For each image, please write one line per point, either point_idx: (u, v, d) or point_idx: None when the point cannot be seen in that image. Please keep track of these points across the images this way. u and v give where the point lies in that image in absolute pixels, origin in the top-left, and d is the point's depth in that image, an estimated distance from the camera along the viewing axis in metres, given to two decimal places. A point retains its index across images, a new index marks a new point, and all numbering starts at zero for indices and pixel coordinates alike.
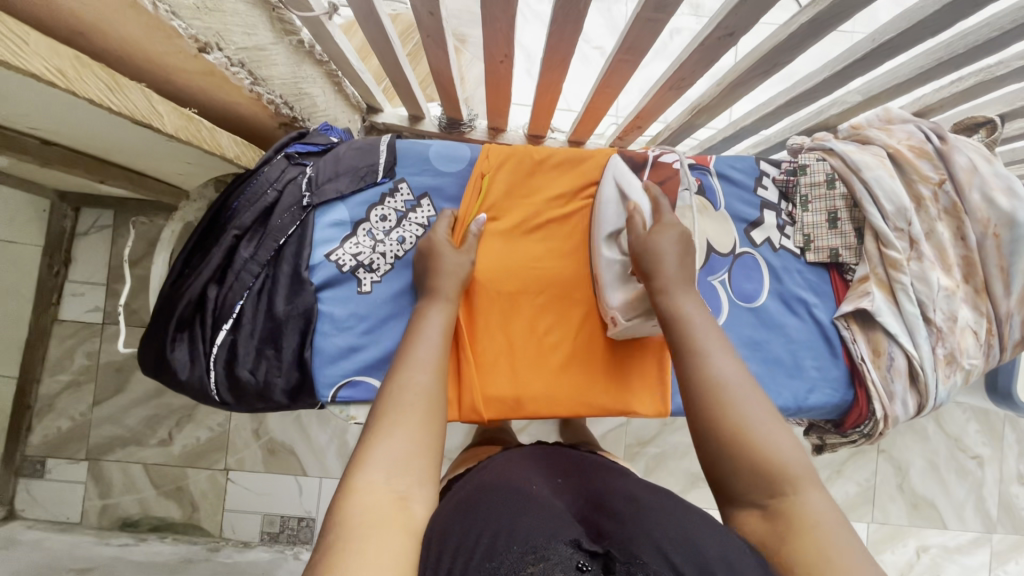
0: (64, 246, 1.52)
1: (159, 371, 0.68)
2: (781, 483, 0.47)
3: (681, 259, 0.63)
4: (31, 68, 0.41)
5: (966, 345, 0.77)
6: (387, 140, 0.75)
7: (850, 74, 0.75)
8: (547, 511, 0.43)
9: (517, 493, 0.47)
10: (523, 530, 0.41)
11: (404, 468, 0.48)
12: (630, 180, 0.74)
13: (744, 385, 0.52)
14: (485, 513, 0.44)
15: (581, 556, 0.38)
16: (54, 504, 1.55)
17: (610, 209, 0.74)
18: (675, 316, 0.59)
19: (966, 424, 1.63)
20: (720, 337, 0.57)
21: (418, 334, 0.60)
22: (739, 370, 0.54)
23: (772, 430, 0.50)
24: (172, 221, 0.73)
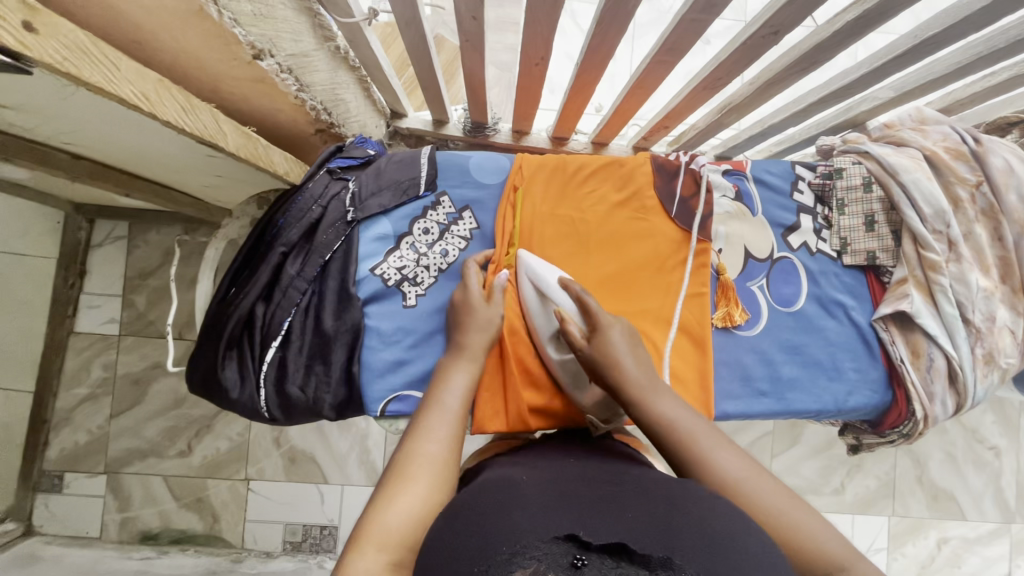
0: (78, 258, 1.51)
1: (208, 391, 0.68)
2: (828, 566, 0.46)
3: (637, 355, 0.62)
4: (122, 93, 0.42)
5: (1004, 344, 0.78)
6: (427, 152, 0.75)
7: (887, 70, 0.75)
8: (540, 504, 0.42)
9: (509, 489, 0.45)
10: (517, 526, 0.38)
11: (402, 535, 0.45)
12: (546, 278, 0.70)
13: (750, 472, 0.52)
14: (473, 514, 0.42)
15: (577, 551, 0.36)
16: (73, 518, 1.54)
17: (541, 315, 0.70)
18: (664, 428, 0.56)
19: (983, 415, 1.65)
20: (715, 432, 0.56)
21: (437, 400, 0.58)
22: (738, 457, 0.53)
23: (790, 505, 0.50)
24: (215, 239, 0.73)
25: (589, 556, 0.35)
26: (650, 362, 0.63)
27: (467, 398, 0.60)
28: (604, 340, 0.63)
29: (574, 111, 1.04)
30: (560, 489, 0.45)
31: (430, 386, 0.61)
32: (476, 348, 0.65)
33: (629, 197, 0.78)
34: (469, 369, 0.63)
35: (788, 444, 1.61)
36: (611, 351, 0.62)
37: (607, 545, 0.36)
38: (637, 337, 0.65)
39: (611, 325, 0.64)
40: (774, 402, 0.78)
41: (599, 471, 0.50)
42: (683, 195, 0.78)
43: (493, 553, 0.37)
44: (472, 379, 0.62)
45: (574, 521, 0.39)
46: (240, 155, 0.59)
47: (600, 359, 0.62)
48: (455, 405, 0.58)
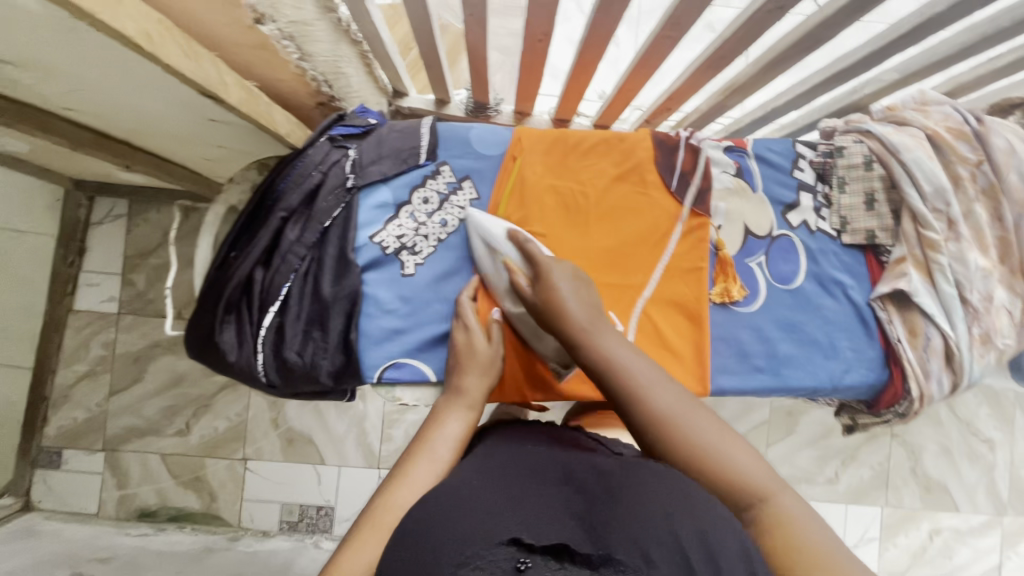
0: (79, 234, 1.52)
1: (206, 354, 0.69)
2: (749, 493, 0.51)
3: (585, 303, 0.64)
4: (122, 28, 0.42)
5: (1000, 325, 0.78)
6: (428, 122, 0.75)
7: (891, 50, 0.74)
8: (484, 504, 0.44)
9: (457, 491, 0.47)
10: (460, 531, 0.40)
11: None
12: (492, 231, 0.71)
13: (685, 409, 0.56)
14: (419, 523, 0.43)
15: (521, 553, 0.39)
16: (71, 495, 1.55)
17: (492, 270, 0.71)
18: (614, 369, 0.59)
19: (978, 408, 1.66)
20: (649, 365, 0.60)
21: (427, 448, 0.58)
22: (676, 397, 0.57)
23: (717, 437, 0.54)
24: (216, 203, 0.72)
25: (532, 558, 0.39)
26: (596, 305, 0.66)
27: (460, 445, 0.59)
28: (550, 290, 0.65)
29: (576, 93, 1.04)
30: (508, 488, 0.46)
31: (424, 429, 0.61)
32: (476, 397, 0.65)
33: (629, 172, 0.78)
34: (464, 417, 0.62)
35: (784, 433, 1.61)
36: (559, 299, 0.64)
37: (550, 546, 0.40)
38: (585, 285, 0.67)
39: (553, 268, 0.66)
40: (771, 377, 0.79)
41: (561, 463, 0.52)
42: (683, 170, 0.78)
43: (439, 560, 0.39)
44: (466, 427, 0.61)
45: (521, 521, 0.42)
46: (242, 110, 0.59)
47: (547, 308, 0.64)
48: (445, 454, 0.57)
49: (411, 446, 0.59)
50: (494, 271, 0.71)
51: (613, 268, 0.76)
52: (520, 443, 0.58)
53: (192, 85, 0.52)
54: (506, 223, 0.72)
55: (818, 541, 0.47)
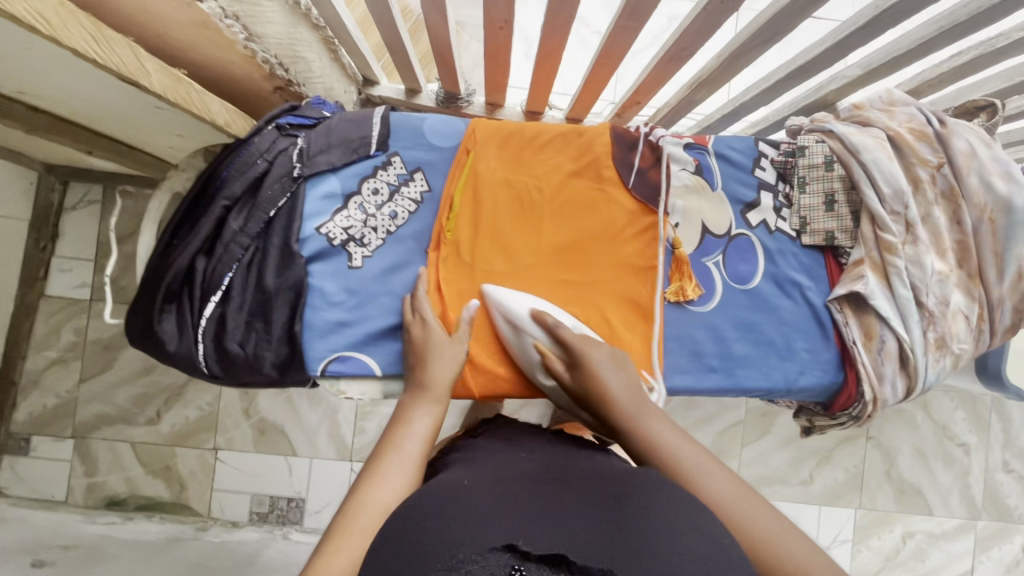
0: (51, 220, 1.48)
1: (146, 344, 0.68)
2: None
3: (625, 384, 0.63)
4: (14, 11, 0.40)
5: (957, 329, 0.78)
6: (380, 111, 0.73)
7: (852, 44, 0.74)
8: (480, 508, 0.41)
9: (447, 491, 0.44)
10: (452, 539, 0.37)
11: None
12: (516, 309, 0.70)
13: (735, 496, 0.51)
14: (405, 528, 0.41)
15: (515, 561, 0.36)
16: (41, 482, 1.54)
17: (520, 345, 0.70)
18: (652, 451, 0.56)
19: (954, 412, 1.66)
20: (697, 448, 0.56)
21: (395, 445, 0.56)
22: (724, 481, 0.52)
23: (779, 529, 0.49)
24: (159, 190, 0.71)
25: (526, 567, 0.35)
26: (634, 384, 0.64)
27: (429, 441, 0.58)
28: (585, 370, 0.64)
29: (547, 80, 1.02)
30: (503, 489, 0.44)
31: (390, 426, 0.59)
32: (438, 390, 0.63)
33: (586, 168, 0.76)
34: (432, 412, 0.61)
35: (759, 433, 1.61)
36: (596, 379, 0.63)
37: (547, 554, 0.36)
38: (624, 364, 0.65)
39: (591, 350, 0.65)
40: (723, 378, 0.78)
41: (549, 464, 0.50)
42: (640, 166, 0.76)
43: (427, 565, 0.36)
44: (434, 421, 0.60)
45: (516, 523, 0.39)
46: (168, 97, 0.57)
47: (586, 389, 0.63)
48: (415, 452, 0.56)
49: (377, 444, 0.57)
50: (525, 347, 0.70)
51: (567, 265, 0.76)
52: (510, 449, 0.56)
53: (105, 70, 0.50)
54: (532, 301, 0.71)
55: None
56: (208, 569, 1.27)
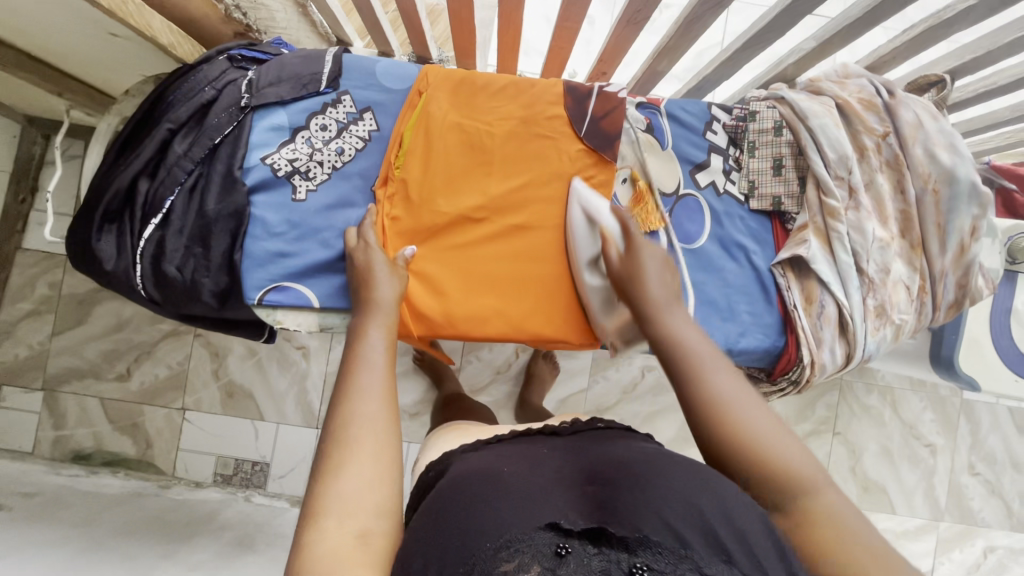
0: (31, 173, 1.44)
1: (85, 263, 0.68)
2: (798, 488, 0.48)
3: (666, 281, 0.63)
4: None
5: (897, 299, 0.79)
6: (333, 51, 0.74)
7: (799, 10, 0.75)
8: (524, 495, 0.45)
9: (488, 479, 0.48)
10: (497, 521, 0.42)
11: (361, 505, 0.48)
12: (597, 204, 0.73)
13: (738, 394, 0.53)
14: (449, 514, 0.45)
15: (560, 540, 0.40)
16: (8, 432, 1.51)
17: (582, 234, 0.73)
18: (673, 347, 0.57)
19: (922, 412, 1.62)
20: (715, 353, 0.57)
21: (359, 356, 0.58)
22: (735, 384, 0.54)
23: (776, 436, 0.51)
24: (108, 114, 0.72)
25: (570, 544, 0.39)
26: (675, 283, 0.64)
27: (390, 349, 0.61)
28: (634, 259, 0.65)
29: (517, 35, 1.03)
30: (541, 479, 0.48)
31: (347, 344, 0.60)
32: (385, 301, 0.65)
33: (536, 117, 0.76)
34: (386, 326, 0.62)
35: None
36: (642, 269, 0.63)
37: (588, 531, 0.41)
38: (672, 269, 0.65)
39: (645, 246, 0.66)
40: None
41: (577, 454, 0.53)
42: (594, 115, 0.77)
43: (478, 544, 0.40)
44: (387, 335, 0.62)
45: (558, 510, 0.43)
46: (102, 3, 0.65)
47: (628, 272, 0.64)
48: (381, 363, 0.58)
49: (343, 361, 0.58)
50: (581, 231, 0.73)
51: (513, 209, 0.76)
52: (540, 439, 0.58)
53: None
54: (595, 202, 0.74)
55: (861, 552, 0.45)
56: (164, 525, 1.25)
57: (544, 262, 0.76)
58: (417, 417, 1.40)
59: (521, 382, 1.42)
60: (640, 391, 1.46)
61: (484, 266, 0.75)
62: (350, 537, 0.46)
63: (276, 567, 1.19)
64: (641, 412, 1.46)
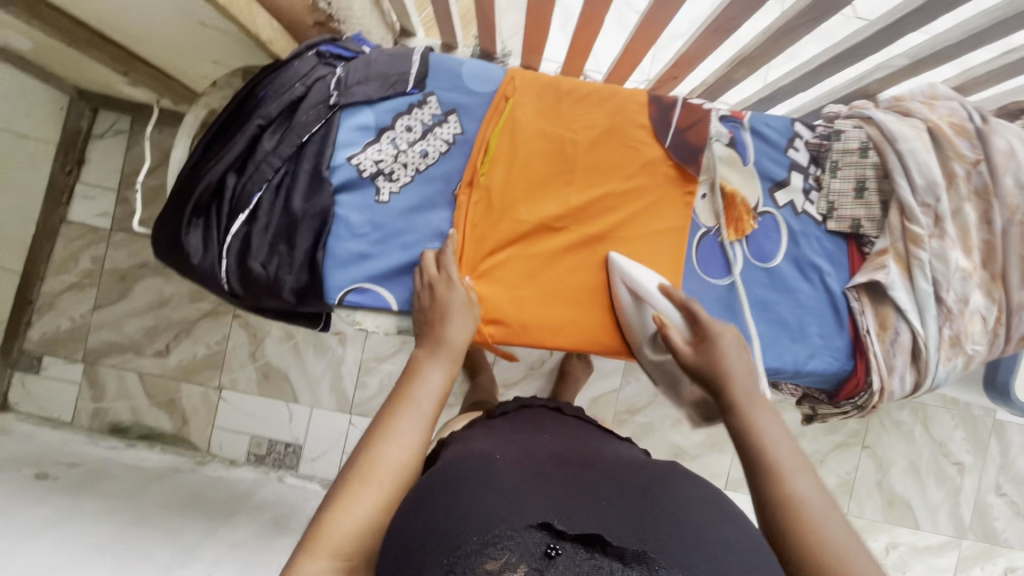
0: (79, 144, 1.38)
1: (172, 255, 0.69)
2: None
3: (748, 377, 0.63)
4: None
5: (973, 330, 0.77)
6: (421, 50, 0.74)
7: (903, 28, 0.73)
8: (507, 487, 0.45)
9: (477, 466, 0.48)
10: (483, 516, 0.42)
11: (356, 543, 0.48)
12: (643, 283, 0.72)
13: (824, 505, 0.52)
14: (438, 496, 0.45)
15: (550, 540, 0.41)
16: (47, 400, 1.43)
17: (637, 311, 0.73)
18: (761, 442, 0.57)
19: (953, 430, 1.61)
20: (801, 458, 0.56)
21: (411, 389, 0.60)
22: (816, 492, 0.53)
23: (853, 550, 0.49)
24: (195, 105, 0.73)
25: (561, 545, 0.41)
26: (756, 376, 0.64)
27: (442, 399, 0.60)
28: (705, 350, 0.65)
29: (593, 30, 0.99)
30: (528, 467, 0.50)
31: (404, 379, 0.61)
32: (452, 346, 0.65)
33: (621, 125, 0.76)
34: (446, 370, 0.63)
35: None
36: (720, 362, 0.64)
37: (582, 534, 0.42)
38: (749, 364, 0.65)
39: (719, 335, 0.66)
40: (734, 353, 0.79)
41: (570, 451, 0.56)
42: (679, 127, 0.76)
43: (465, 537, 0.40)
44: (447, 379, 0.62)
45: (546, 508, 0.44)
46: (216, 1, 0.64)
47: (705, 366, 0.64)
48: (429, 410, 0.59)
49: (394, 394, 0.60)
50: (642, 321, 0.73)
51: (587, 220, 0.76)
52: (534, 436, 0.60)
53: None
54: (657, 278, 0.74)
55: None
56: (205, 500, 1.21)
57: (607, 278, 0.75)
58: (450, 407, 1.40)
59: (554, 380, 1.42)
60: None
61: (557, 273, 0.75)
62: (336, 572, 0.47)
63: None
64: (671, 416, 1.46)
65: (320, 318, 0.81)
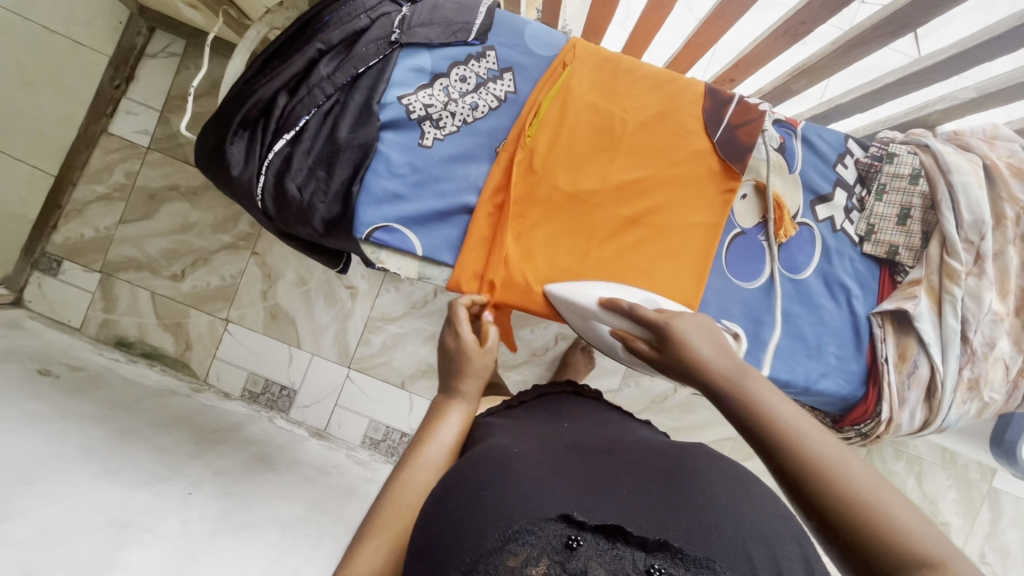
0: (130, 62, 1.34)
1: (211, 162, 0.69)
2: None
3: (722, 350, 0.50)
4: None
5: (993, 376, 0.76)
6: (487, 3, 0.73)
7: (980, 57, 0.71)
8: (528, 479, 0.43)
9: (500, 461, 0.46)
10: (503, 516, 0.39)
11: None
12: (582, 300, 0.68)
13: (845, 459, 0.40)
14: (458, 499, 0.43)
15: (571, 531, 0.37)
16: (57, 304, 1.42)
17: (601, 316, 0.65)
18: (760, 415, 0.43)
19: (946, 489, 1.47)
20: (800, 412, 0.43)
21: (432, 435, 0.55)
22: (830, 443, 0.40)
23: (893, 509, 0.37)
24: (259, 22, 0.73)
25: (582, 537, 0.37)
26: (731, 346, 0.51)
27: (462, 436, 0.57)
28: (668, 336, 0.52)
29: (660, 19, 0.98)
30: (547, 460, 0.47)
31: (425, 423, 0.57)
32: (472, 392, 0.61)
33: (673, 113, 0.75)
34: (463, 409, 0.59)
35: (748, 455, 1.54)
36: (684, 347, 0.50)
37: (602, 524, 0.38)
38: (718, 332, 0.52)
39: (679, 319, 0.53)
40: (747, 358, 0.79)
41: (596, 438, 0.54)
42: (731, 123, 0.75)
43: (485, 535, 0.38)
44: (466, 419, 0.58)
45: (565, 500, 0.41)
46: None
47: (670, 359, 0.52)
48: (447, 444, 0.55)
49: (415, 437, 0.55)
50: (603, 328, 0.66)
51: (621, 203, 0.75)
52: (561, 420, 0.59)
53: None
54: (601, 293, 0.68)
55: None
56: (193, 424, 1.19)
57: (628, 261, 0.75)
58: None
59: (554, 368, 1.39)
60: (669, 404, 1.43)
61: (577, 245, 0.75)
62: None
63: (297, 499, 1.09)
64: (664, 424, 1.44)
65: (340, 259, 0.83)
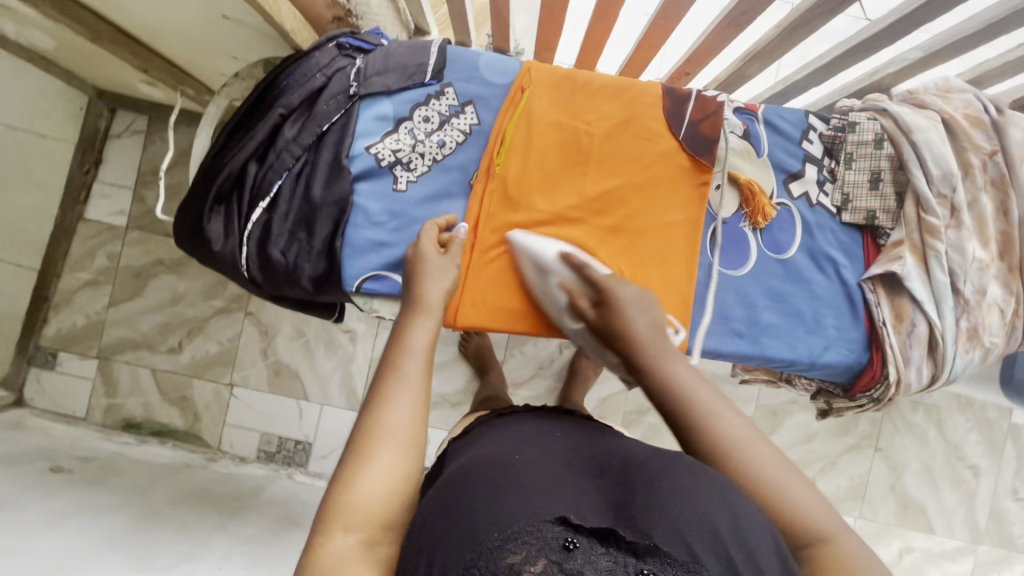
0: (96, 145, 1.36)
1: (193, 240, 0.70)
2: (806, 534, 0.46)
3: (653, 327, 0.60)
4: None
5: (990, 321, 0.77)
6: (438, 42, 0.75)
7: (918, 20, 0.74)
8: (532, 485, 0.43)
9: (502, 465, 0.46)
10: (505, 516, 0.40)
11: (370, 509, 0.44)
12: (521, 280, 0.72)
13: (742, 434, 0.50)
14: (461, 493, 0.43)
15: (568, 534, 0.39)
16: (60, 396, 1.41)
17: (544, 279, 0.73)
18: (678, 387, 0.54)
19: (968, 433, 1.45)
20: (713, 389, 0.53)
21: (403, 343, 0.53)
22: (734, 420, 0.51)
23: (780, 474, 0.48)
24: (218, 96, 0.74)
25: (578, 539, 0.38)
26: (661, 325, 0.62)
27: (429, 357, 0.53)
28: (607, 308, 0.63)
29: (608, 26, 1.00)
30: (552, 468, 0.47)
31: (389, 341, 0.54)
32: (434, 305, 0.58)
33: (636, 117, 0.76)
34: (429, 327, 0.55)
35: None
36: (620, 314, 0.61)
37: (597, 529, 0.39)
38: (654, 309, 0.63)
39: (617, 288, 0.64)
40: (749, 343, 0.79)
41: (592, 443, 0.53)
42: (693, 119, 0.76)
43: (485, 535, 0.39)
44: (433, 335, 0.55)
45: (569, 504, 0.42)
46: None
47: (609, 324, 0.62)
48: (417, 370, 0.51)
49: (382, 362, 0.52)
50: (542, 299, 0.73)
51: (597, 205, 0.76)
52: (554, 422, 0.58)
53: None
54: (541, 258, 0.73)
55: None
56: (211, 496, 1.16)
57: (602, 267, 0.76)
58: (459, 406, 1.35)
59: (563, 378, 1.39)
60: None
61: None
62: (354, 543, 0.42)
63: None
64: None
65: (335, 309, 0.83)
